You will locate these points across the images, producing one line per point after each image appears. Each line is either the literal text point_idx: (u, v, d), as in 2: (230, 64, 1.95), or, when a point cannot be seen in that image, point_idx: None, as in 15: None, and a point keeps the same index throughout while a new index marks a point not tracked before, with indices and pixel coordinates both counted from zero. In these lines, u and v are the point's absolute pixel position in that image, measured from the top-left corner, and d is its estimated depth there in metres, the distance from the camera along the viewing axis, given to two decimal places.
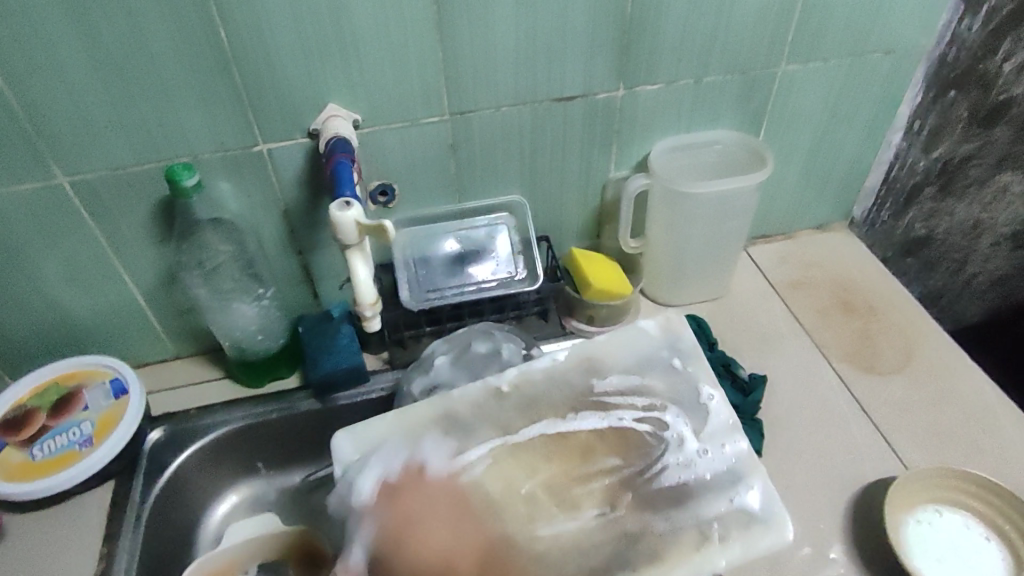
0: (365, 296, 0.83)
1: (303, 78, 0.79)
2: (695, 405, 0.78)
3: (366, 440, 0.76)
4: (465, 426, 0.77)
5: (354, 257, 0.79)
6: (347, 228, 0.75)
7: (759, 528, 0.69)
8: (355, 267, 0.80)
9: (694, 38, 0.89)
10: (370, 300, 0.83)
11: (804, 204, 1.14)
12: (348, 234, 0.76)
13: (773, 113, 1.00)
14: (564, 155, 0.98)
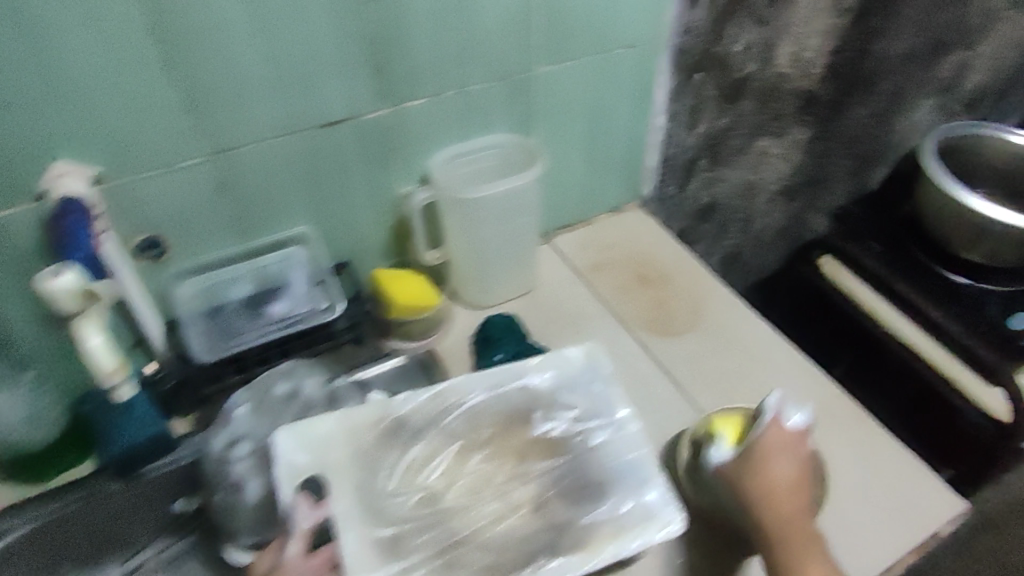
0: (106, 365, 0.68)
1: (23, 140, 0.62)
2: (607, 408, 0.72)
3: (314, 442, 0.67)
4: (413, 431, 0.70)
5: (83, 323, 0.65)
6: (60, 299, 0.62)
7: (658, 519, 0.64)
8: (80, 333, 0.65)
9: (450, 46, 0.76)
10: (113, 370, 0.69)
11: (594, 189, 1.04)
12: (62, 301, 0.62)
13: (542, 112, 0.89)
14: (345, 175, 0.80)
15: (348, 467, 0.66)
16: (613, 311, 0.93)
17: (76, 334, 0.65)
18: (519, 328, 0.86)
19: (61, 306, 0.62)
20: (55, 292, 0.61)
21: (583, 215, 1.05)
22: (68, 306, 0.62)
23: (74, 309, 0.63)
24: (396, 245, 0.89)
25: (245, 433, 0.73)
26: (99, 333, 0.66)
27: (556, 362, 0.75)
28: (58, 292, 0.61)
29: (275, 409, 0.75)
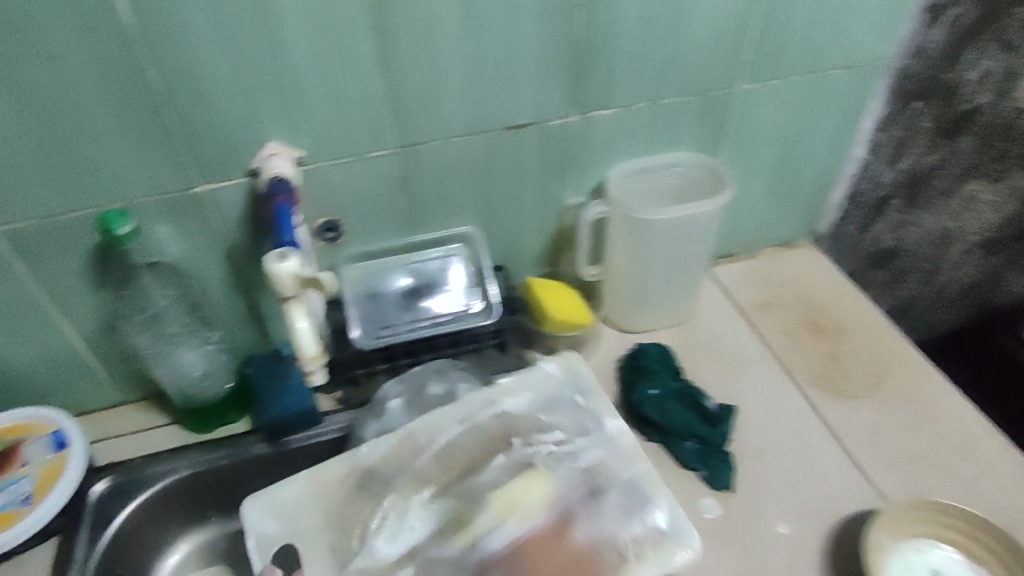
0: (307, 349, 0.65)
1: (239, 118, 0.66)
2: (595, 424, 0.69)
3: (282, 506, 0.64)
4: (377, 482, 0.66)
5: (293, 306, 0.64)
6: (286, 283, 0.62)
7: (669, 543, 0.60)
8: (292, 315, 0.63)
9: (650, 58, 0.72)
10: (313, 353, 0.65)
11: (770, 220, 0.94)
12: (286, 284, 0.62)
13: (734, 132, 0.81)
14: (520, 179, 0.78)
15: (319, 533, 0.63)
16: (776, 359, 0.83)
17: (288, 317, 0.63)
18: (672, 362, 0.81)
19: (284, 288, 0.62)
20: (282, 275, 0.62)
21: (749, 245, 0.96)
22: (293, 288, 0.62)
23: (293, 291, 0.63)
24: (554, 254, 0.87)
25: (399, 429, 0.71)
26: (306, 317, 0.64)
27: (530, 380, 0.72)
28: (284, 276, 0.62)
29: (429, 411, 0.72)
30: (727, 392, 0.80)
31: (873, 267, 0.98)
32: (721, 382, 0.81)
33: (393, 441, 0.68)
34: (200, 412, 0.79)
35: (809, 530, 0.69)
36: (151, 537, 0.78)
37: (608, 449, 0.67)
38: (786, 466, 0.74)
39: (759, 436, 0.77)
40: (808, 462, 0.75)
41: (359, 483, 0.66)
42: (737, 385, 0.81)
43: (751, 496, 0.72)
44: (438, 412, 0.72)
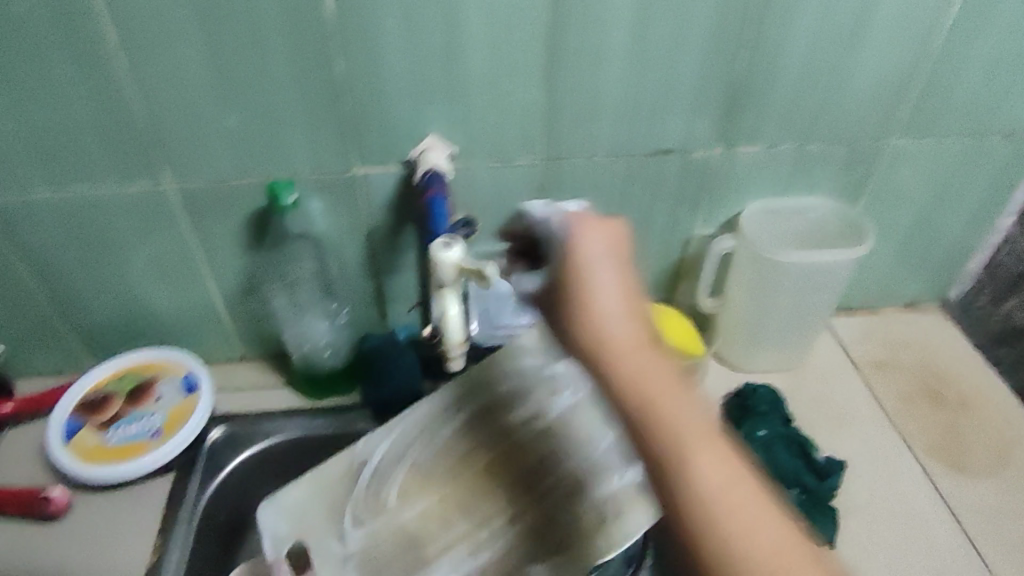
0: (453, 336, 0.59)
1: (405, 112, 0.70)
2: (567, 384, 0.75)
3: (292, 507, 0.69)
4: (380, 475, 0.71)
5: (447, 292, 0.58)
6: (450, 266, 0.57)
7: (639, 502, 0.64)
8: (449, 300, 0.57)
9: (806, 101, 0.72)
10: (458, 342, 0.60)
11: (898, 280, 0.91)
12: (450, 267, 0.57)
13: (878, 186, 0.80)
14: (654, 204, 0.79)
15: (323, 526, 0.68)
16: (892, 422, 0.80)
17: (442, 303, 0.58)
18: (784, 408, 0.79)
19: (447, 273, 0.57)
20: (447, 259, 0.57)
21: (873, 302, 0.92)
22: (457, 273, 0.57)
23: (453, 277, 0.58)
24: (672, 281, 0.87)
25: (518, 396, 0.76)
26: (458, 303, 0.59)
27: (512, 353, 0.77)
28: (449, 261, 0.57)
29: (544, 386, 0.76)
30: (834, 445, 0.78)
31: (996, 344, 0.88)
32: (829, 434, 0.79)
33: (393, 437, 0.74)
34: (318, 379, 0.84)
35: None
36: (252, 494, 0.80)
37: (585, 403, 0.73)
38: (890, 532, 0.72)
39: (867, 497, 0.75)
40: (916, 531, 0.72)
41: (360, 476, 0.71)
42: (845, 440, 0.79)
43: (859, 558, 0.70)
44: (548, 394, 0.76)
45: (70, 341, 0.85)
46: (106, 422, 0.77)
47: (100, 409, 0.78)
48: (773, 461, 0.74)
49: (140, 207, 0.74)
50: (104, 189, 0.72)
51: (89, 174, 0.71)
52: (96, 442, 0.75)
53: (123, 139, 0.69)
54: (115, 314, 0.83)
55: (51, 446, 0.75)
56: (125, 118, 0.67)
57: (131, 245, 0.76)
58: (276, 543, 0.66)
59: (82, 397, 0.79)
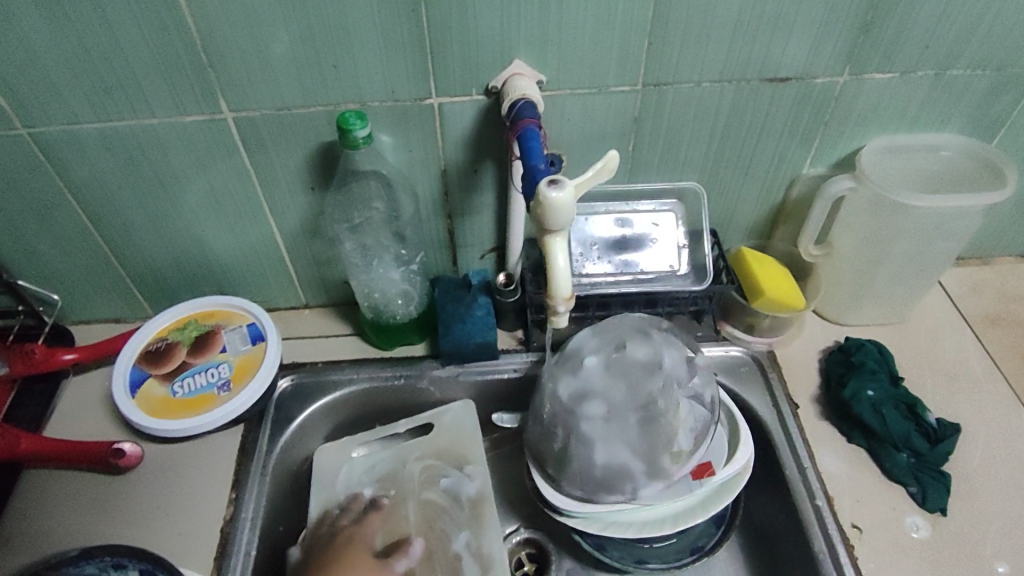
0: (559, 291, 0.52)
1: (491, 28, 0.61)
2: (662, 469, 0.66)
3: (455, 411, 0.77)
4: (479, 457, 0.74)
5: (557, 241, 0.50)
6: (565, 213, 0.48)
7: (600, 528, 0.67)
8: (559, 249, 0.49)
9: (956, 17, 0.62)
10: (564, 297, 0.52)
11: (1018, 225, 0.82)
12: (566, 214, 0.48)
13: (1018, 120, 0.70)
14: (759, 139, 0.71)
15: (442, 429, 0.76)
16: (1008, 382, 0.74)
17: (551, 251, 0.49)
18: (891, 364, 0.74)
19: (559, 220, 0.48)
20: (561, 204, 0.48)
21: (984, 251, 0.85)
22: (569, 217, 0.49)
23: (565, 222, 0.49)
24: (768, 224, 0.80)
25: (597, 391, 0.67)
26: (566, 253, 0.51)
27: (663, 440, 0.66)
28: (563, 206, 0.48)
29: (633, 371, 0.67)
30: (948, 408, 0.72)
31: None
32: (942, 396, 0.73)
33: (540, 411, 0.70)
34: (386, 329, 0.78)
35: None
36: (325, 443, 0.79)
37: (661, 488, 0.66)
38: (1010, 501, 0.66)
39: (986, 464, 0.69)
40: None
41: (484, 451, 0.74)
42: (960, 402, 0.73)
43: (970, 528, 0.65)
44: (642, 376, 0.66)
45: (128, 283, 0.81)
46: (171, 373, 0.74)
47: (164, 360, 0.74)
48: (885, 425, 0.68)
49: (195, 139, 0.68)
50: (154, 118, 0.66)
51: (139, 103, 0.64)
52: (163, 394, 0.72)
53: (173, 59, 0.62)
54: (172, 255, 0.79)
55: (115, 397, 0.71)
56: (174, 35, 0.60)
57: (188, 179, 0.71)
58: (351, 469, 0.74)
59: (144, 346, 0.76)
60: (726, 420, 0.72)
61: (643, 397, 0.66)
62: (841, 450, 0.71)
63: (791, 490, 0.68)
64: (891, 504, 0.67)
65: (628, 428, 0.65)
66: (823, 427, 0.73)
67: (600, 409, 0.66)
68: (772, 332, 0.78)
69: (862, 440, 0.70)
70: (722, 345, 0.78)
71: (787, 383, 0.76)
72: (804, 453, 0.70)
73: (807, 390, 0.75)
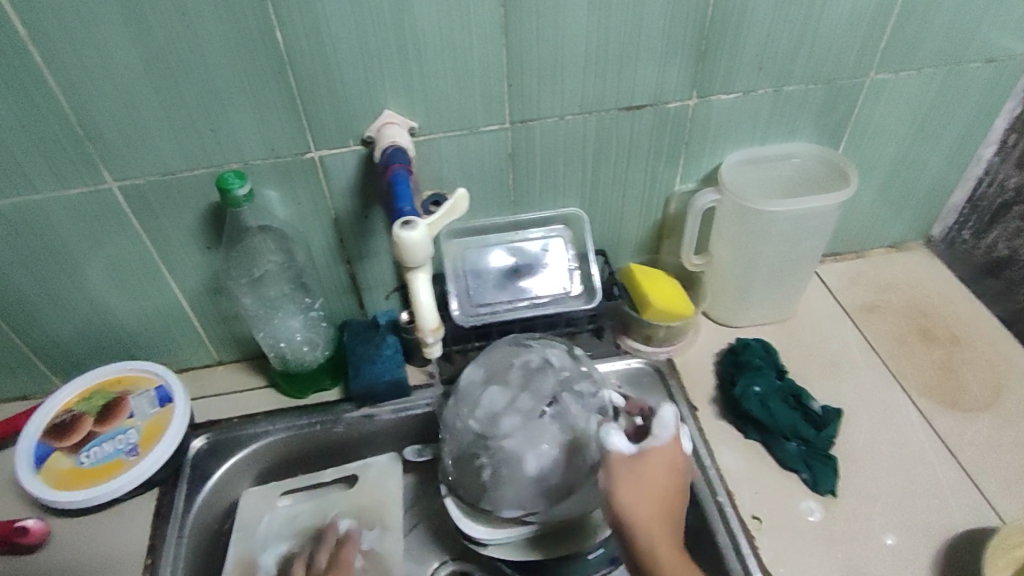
0: (427, 320, 0.56)
1: (358, 83, 0.65)
2: (576, 446, 0.68)
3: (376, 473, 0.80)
4: (390, 518, 0.77)
5: (417, 276, 0.53)
6: (420, 251, 0.51)
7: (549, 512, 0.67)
8: (421, 286, 0.53)
9: (780, 40, 0.68)
10: (432, 324, 0.56)
11: (882, 219, 0.89)
12: (421, 252, 0.52)
13: (856, 124, 0.77)
14: (628, 163, 0.76)
15: (360, 490, 0.80)
16: (886, 364, 0.80)
17: (414, 288, 0.53)
18: (778, 360, 0.78)
19: (415, 258, 0.52)
20: (415, 244, 0.51)
21: (857, 245, 0.92)
22: (426, 255, 0.52)
23: (422, 258, 0.52)
24: (654, 241, 0.85)
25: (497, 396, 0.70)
26: (429, 285, 0.54)
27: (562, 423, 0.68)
28: (417, 245, 0.51)
29: (530, 378, 0.71)
30: (833, 394, 0.77)
31: (984, 276, 0.87)
32: (826, 383, 0.78)
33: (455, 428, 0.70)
34: (296, 378, 0.79)
35: (920, 545, 0.66)
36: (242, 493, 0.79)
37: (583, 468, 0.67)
38: (894, 474, 0.71)
39: (870, 443, 0.73)
40: (921, 473, 0.71)
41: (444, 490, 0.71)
42: (843, 389, 0.78)
43: (859, 504, 0.69)
44: (538, 379, 0.71)
45: (33, 359, 0.81)
46: (78, 443, 0.74)
47: (69, 432, 0.74)
48: (772, 418, 0.72)
49: (83, 210, 0.69)
50: (39, 194, 0.67)
51: (21, 182, 0.66)
52: (69, 466, 0.72)
53: (51, 137, 0.64)
54: (75, 326, 0.79)
55: (19, 473, 0.71)
56: (48, 114, 0.62)
57: (81, 250, 0.72)
58: (273, 518, 0.78)
59: (49, 420, 0.75)
60: None
61: (545, 395, 0.70)
62: (738, 445, 0.74)
63: (695, 490, 0.70)
64: (787, 492, 0.70)
65: (546, 425, 0.68)
66: (722, 427, 0.76)
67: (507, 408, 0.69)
68: (668, 341, 0.82)
69: (757, 434, 0.74)
70: (623, 358, 0.82)
71: (687, 388, 0.79)
72: (704, 452, 0.72)
73: (705, 393, 0.79)
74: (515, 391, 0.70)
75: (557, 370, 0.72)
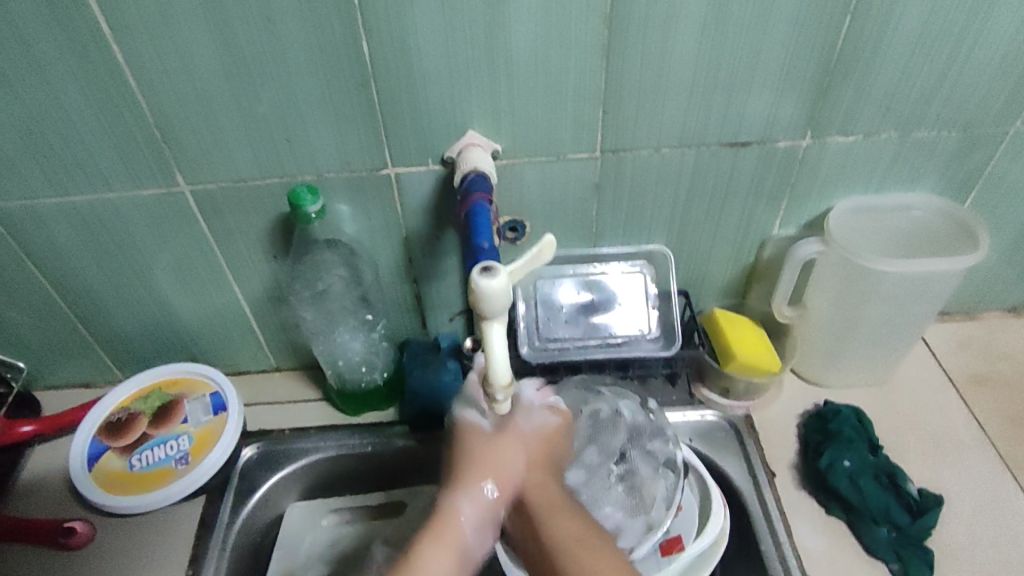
0: (499, 376, 0.51)
1: (442, 101, 0.61)
2: (646, 506, 0.63)
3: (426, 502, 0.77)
4: None
5: (493, 327, 0.48)
6: (500, 301, 0.46)
7: None
8: (494, 339, 0.47)
9: (915, 81, 0.60)
10: (504, 381, 0.51)
11: (1002, 280, 0.80)
12: (501, 302, 0.46)
13: (990, 177, 0.69)
14: (724, 202, 0.69)
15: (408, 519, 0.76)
16: (997, 448, 0.71)
17: (487, 342, 0.48)
18: (871, 432, 0.71)
19: (493, 309, 0.46)
20: (496, 293, 0.45)
21: (969, 306, 0.83)
22: (504, 303, 0.46)
23: (501, 310, 0.47)
24: (742, 284, 0.78)
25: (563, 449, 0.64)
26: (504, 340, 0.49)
27: (635, 483, 0.64)
28: (498, 294, 0.45)
29: (598, 430, 0.66)
30: (933, 477, 0.69)
31: None
32: (925, 463, 0.70)
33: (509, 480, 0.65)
34: (352, 396, 0.77)
35: None
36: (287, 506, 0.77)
37: (649, 532, 0.63)
38: None
39: (974, 536, 0.65)
40: None
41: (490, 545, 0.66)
42: (944, 471, 0.69)
43: None
44: (607, 433, 0.66)
45: (95, 352, 0.81)
46: (131, 445, 0.73)
47: (124, 432, 0.74)
48: (862, 498, 0.65)
49: (152, 211, 0.68)
50: (112, 193, 0.66)
51: (95, 180, 0.65)
52: (120, 468, 0.72)
53: (127, 138, 0.62)
54: (139, 323, 0.79)
55: (73, 470, 0.71)
56: (127, 115, 0.60)
57: (148, 250, 0.71)
58: (316, 537, 0.75)
59: (105, 417, 0.75)
60: (696, 481, 0.69)
61: (614, 452, 0.66)
62: (819, 522, 0.67)
63: (767, 567, 0.64)
64: None
65: (612, 484, 0.64)
66: (802, 499, 0.69)
67: (575, 464, 0.64)
68: (748, 396, 0.75)
69: (841, 512, 0.67)
70: (696, 408, 0.75)
71: (765, 450, 0.73)
72: (780, 526, 0.66)
73: (785, 458, 0.72)
74: (582, 442, 0.65)
75: (627, 424, 0.67)
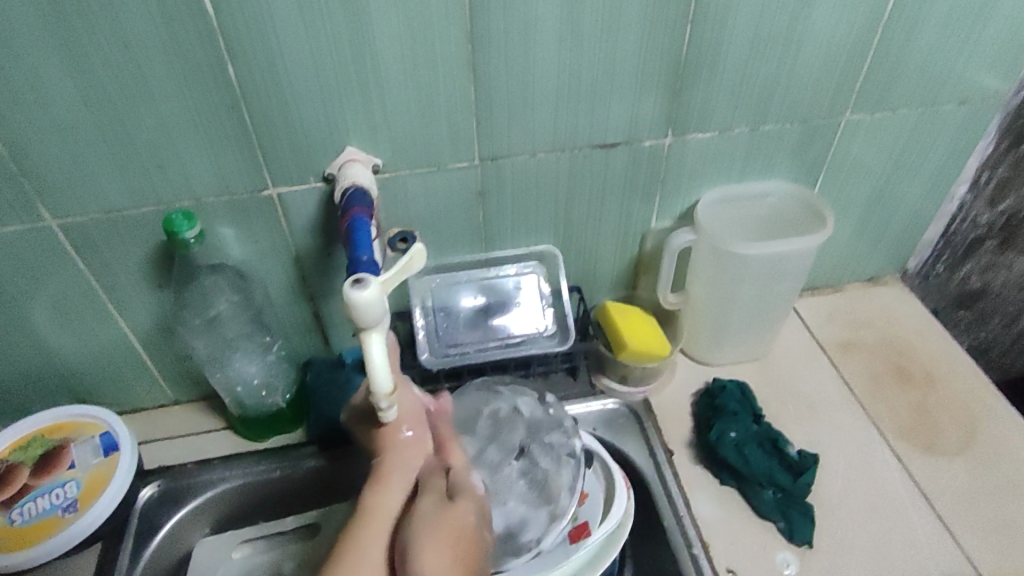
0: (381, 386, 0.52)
1: (317, 118, 0.61)
2: (550, 494, 0.66)
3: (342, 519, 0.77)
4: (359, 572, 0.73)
5: (372, 336, 0.49)
6: (374, 311, 0.47)
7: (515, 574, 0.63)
8: (374, 347, 0.49)
9: (754, 81, 0.67)
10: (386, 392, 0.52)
11: (857, 255, 0.89)
12: (374, 311, 0.47)
13: (832, 162, 0.76)
14: (601, 201, 0.74)
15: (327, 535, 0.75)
16: (863, 406, 0.78)
17: (367, 351, 0.49)
18: (753, 403, 0.76)
19: (368, 318, 0.47)
20: (368, 303, 0.47)
21: (834, 280, 0.91)
22: (380, 313, 0.48)
23: (376, 318, 0.48)
24: (630, 277, 0.83)
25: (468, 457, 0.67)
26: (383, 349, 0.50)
27: (539, 476, 0.66)
28: (371, 304, 0.47)
29: (498, 428, 0.70)
30: (810, 438, 0.75)
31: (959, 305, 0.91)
32: (802, 426, 0.77)
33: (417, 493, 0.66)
34: (255, 423, 0.76)
35: None
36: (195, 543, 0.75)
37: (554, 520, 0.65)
38: (870, 523, 0.69)
39: (846, 487, 0.72)
40: (896, 521, 0.69)
41: None
42: (819, 432, 0.76)
43: (834, 554, 0.67)
44: (506, 430, 0.70)
45: None
46: (11, 498, 0.69)
47: (3, 486, 0.69)
48: (748, 464, 0.70)
49: (17, 249, 0.64)
50: None
51: None
52: None
53: None
54: (13, 368, 0.74)
55: None
56: None
57: (16, 291, 0.67)
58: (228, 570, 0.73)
59: None
60: (601, 469, 0.72)
61: (512, 447, 0.68)
62: (714, 492, 0.72)
63: (670, 542, 0.67)
64: (760, 543, 0.68)
65: (513, 479, 0.66)
66: (698, 473, 0.73)
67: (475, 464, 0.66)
68: (644, 382, 0.79)
69: (732, 481, 0.71)
70: (598, 399, 0.79)
71: (662, 431, 0.77)
72: (679, 501, 0.70)
73: (680, 436, 0.76)
74: (482, 442, 0.69)
75: (526, 420, 0.70)
